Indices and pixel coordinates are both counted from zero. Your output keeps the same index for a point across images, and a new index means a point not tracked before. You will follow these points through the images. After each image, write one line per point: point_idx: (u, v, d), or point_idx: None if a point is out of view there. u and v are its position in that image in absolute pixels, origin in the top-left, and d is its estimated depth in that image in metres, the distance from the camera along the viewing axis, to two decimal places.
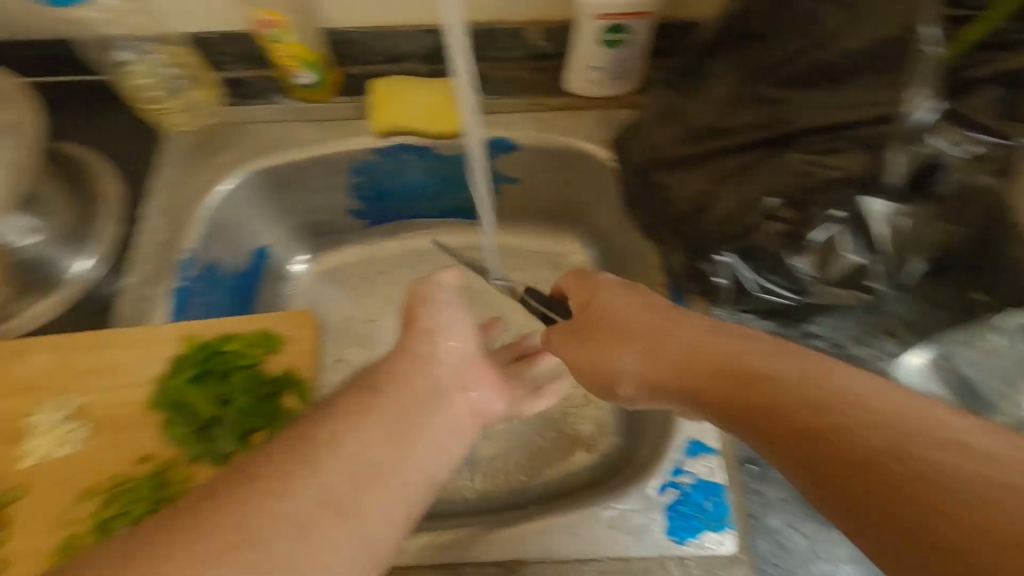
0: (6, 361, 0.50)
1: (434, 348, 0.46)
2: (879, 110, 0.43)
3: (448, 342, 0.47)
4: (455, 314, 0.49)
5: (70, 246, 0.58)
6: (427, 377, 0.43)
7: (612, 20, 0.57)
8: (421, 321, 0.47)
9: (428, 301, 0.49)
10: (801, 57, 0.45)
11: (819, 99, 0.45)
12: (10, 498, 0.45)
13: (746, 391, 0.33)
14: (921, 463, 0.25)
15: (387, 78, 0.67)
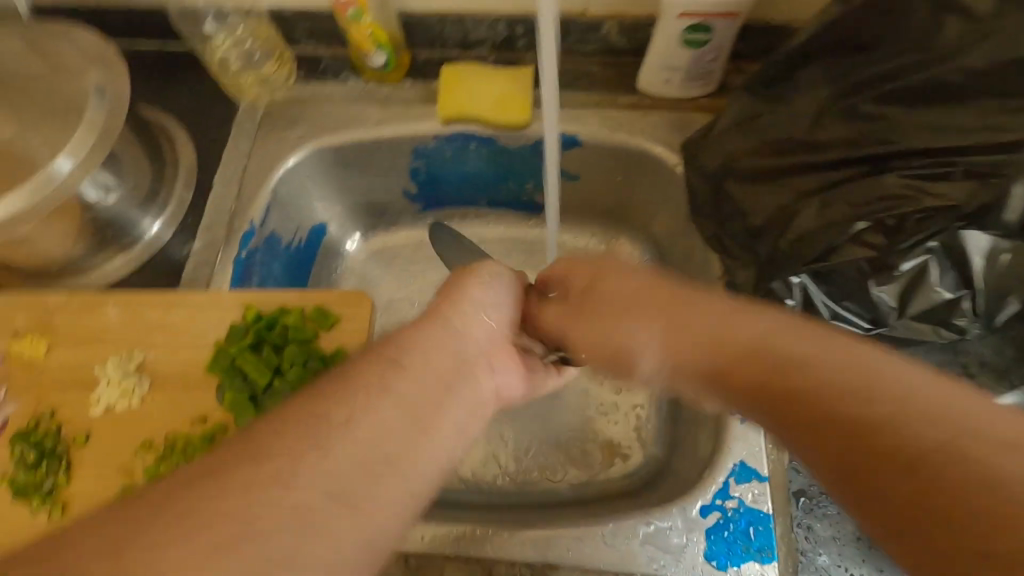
0: (79, 313, 0.53)
1: (469, 324, 0.41)
2: (1001, 137, 0.38)
3: (485, 321, 0.42)
4: (496, 298, 0.45)
5: (147, 208, 0.61)
6: (462, 344, 0.39)
7: (697, 20, 0.54)
8: (457, 295, 0.42)
9: (471, 274, 0.45)
10: (912, 73, 0.42)
11: (927, 119, 0.41)
12: (77, 443, 0.48)
13: (772, 374, 0.30)
14: (938, 470, 0.23)
15: (456, 64, 0.66)
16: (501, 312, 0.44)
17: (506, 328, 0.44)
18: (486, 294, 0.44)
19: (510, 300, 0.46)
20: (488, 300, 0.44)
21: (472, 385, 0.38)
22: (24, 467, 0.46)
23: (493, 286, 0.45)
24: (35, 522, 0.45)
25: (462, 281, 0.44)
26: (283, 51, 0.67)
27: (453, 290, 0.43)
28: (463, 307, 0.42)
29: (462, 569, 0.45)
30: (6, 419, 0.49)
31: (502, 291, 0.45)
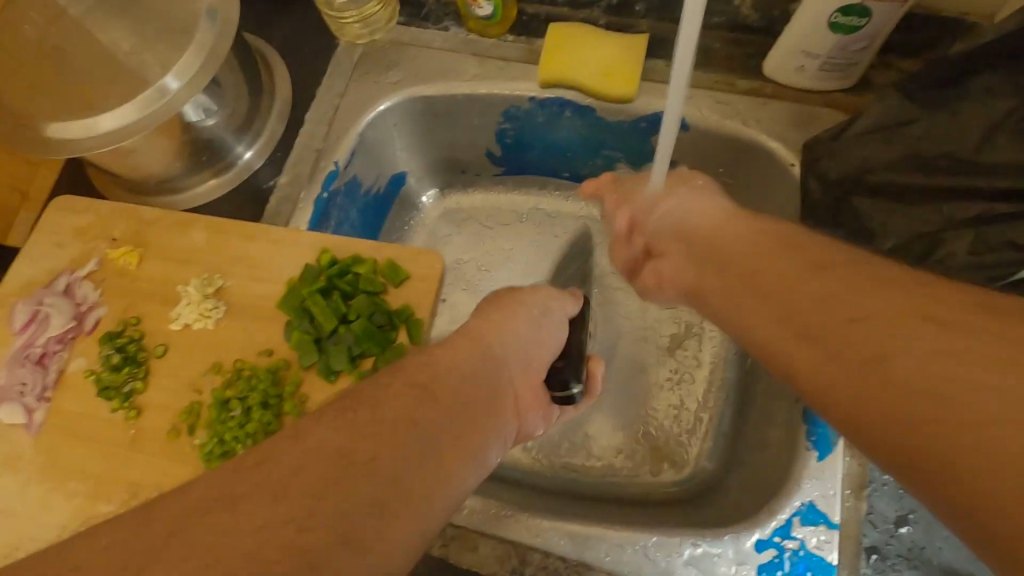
0: (172, 230, 0.55)
1: (515, 341, 0.42)
2: None
3: (530, 338, 0.43)
4: (552, 321, 0.46)
5: (242, 135, 0.62)
6: (494, 366, 0.39)
7: (856, 1, 0.47)
8: (514, 308, 0.44)
9: (524, 298, 0.45)
10: None
11: None
12: (156, 353, 0.50)
13: (826, 319, 0.30)
14: (948, 402, 0.23)
15: (565, 23, 0.61)
16: (545, 340, 0.45)
17: (545, 358, 0.44)
18: (526, 322, 0.44)
19: (556, 328, 0.46)
20: (532, 326, 0.44)
21: (502, 409, 0.37)
22: (108, 367, 0.49)
23: (542, 310, 0.46)
24: (113, 420, 0.48)
25: (507, 305, 0.45)
26: None
27: (491, 313, 0.44)
28: (499, 330, 0.42)
29: (495, 548, 0.45)
30: (96, 320, 0.52)
31: (548, 318, 0.45)
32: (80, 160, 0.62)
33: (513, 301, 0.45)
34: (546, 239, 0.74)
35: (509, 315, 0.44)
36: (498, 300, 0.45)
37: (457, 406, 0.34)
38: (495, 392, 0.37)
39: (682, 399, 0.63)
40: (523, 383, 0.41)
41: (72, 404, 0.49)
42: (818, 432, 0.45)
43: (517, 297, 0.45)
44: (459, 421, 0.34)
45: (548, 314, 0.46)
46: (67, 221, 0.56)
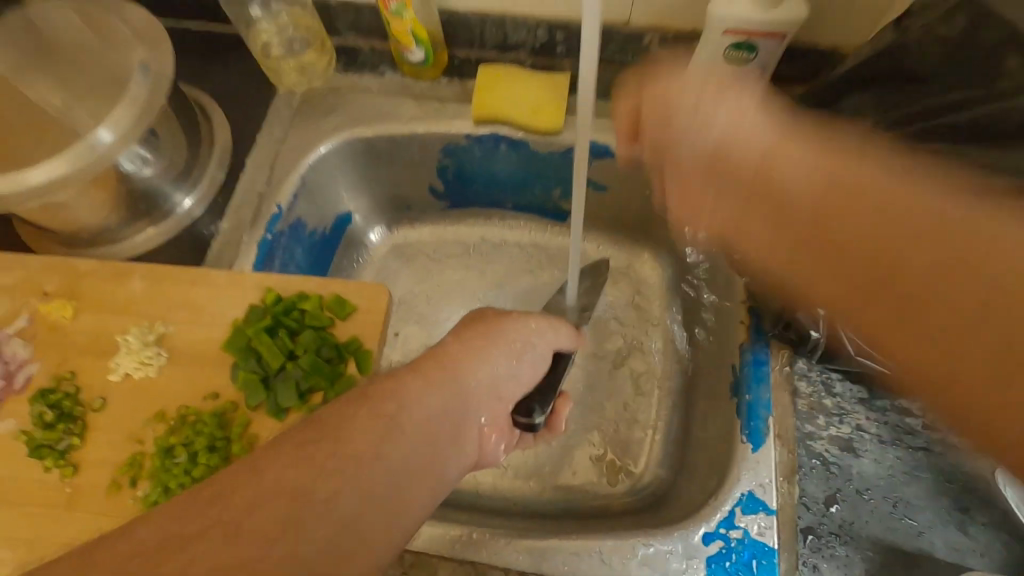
0: (108, 281, 0.54)
1: (484, 366, 0.42)
2: None
3: (502, 364, 0.44)
4: (532, 354, 0.47)
5: (180, 184, 0.62)
6: (460, 396, 0.39)
7: (741, 37, 0.53)
8: (493, 331, 0.44)
9: (508, 328, 0.45)
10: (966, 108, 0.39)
11: None
12: (94, 407, 0.49)
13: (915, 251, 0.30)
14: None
15: (493, 66, 0.66)
16: (519, 368, 0.45)
17: (516, 387, 0.45)
18: (504, 351, 0.44)
19: (533, 363, 0.47)
20: (506, 357, 0.44)
21: (462, 438, 0.38)
22: (41, 425, 0.47)
23: (523, 338, 0.46)
24: (47, 480, 0.46)
25: (492, 333, 0.44)
26: (326, 42, 0.68)
27: (468, 335, 0.44)
28: (473, 359, 0.42)
29: (454, 570, 0.45)
30: (27, 378, 0.50)
31: (525, 345, 0.46)
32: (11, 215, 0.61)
33: (496, 331, 0.45)
34: (494, 267, 0.77)
35: (490, 344, 0.44)
36: (484, 321, 0.45)
37: (426, 436, 0.36)
38: (455, 418, 0.38)
39: (632, 409, 0.66)
40: (483, 407, 0.41)
41: (3, 468, 0.47)
42: (752, 425, 0.48)
43: (505, 324, 0.46)
44: (420, 452, 0.35)
45: (528, 344, 0.46)
46: None
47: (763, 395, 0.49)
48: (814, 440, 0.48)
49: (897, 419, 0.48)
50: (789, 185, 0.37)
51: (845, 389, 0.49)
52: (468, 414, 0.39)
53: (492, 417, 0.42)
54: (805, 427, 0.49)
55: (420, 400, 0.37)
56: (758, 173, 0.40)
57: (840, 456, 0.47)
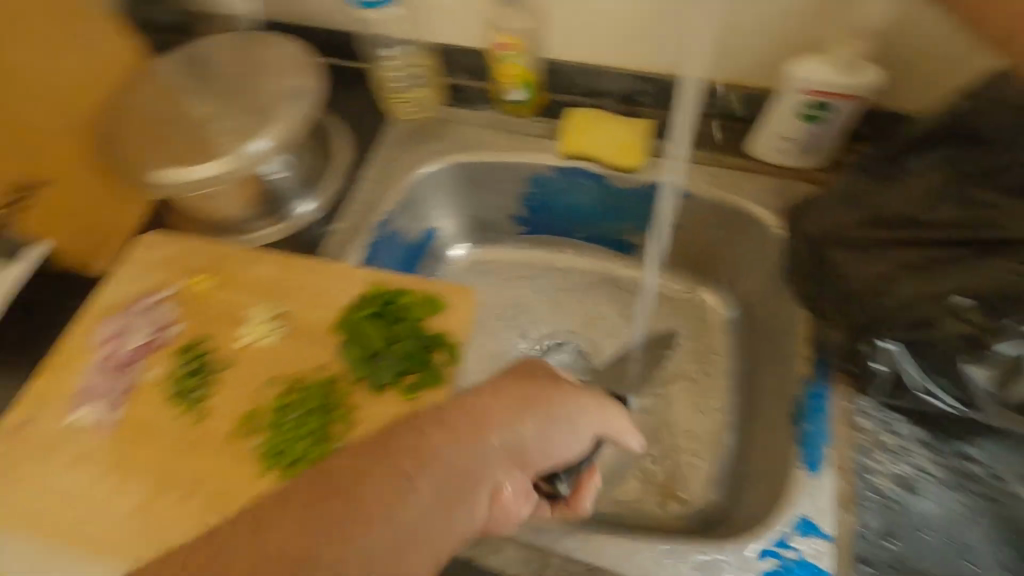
0: (243, 264, 0.64)
1: (517, 429, 0.40)
2: None
3: (537, 429, 0.41)
4: (571, 430, 0.44)
5: (305, 191, 0.73)
6: (481, 458, 0.37)
7: (818, 97, 0.59)
8: (538, 394, 0.42)
9: (552, 397, 0.43)
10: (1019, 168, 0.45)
11: None
12: (222, 365, 0.57)
13: None
14: None
15: (582, 109, 0.74)
16: (553, 437, 0.42)
17: (546, 456, 0.42)
18: (539, 419, 0.41)
19: (571, 438, 0.44)
20: (539, 426, 0.41)
21: (474, 492, 0.36)
22: (184, 374, 0.57)
23: (563, 409, 0.43)
24: (181, 422, 0.54)
25: (532, 400, 0.42)
26: (440, 81, 0.78)
27: (506, 391, 0.41)
28: (503, 420, 0.40)
29: (518, 552, 0.49)
30: (171, 335, 0.59)
31: (563, 419, 0.43)
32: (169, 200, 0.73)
33: (538, 394, 0.43)
34: (562, 290, 0.83)
35: (526, 411, 0.41)
36: (528, 381, 0.43)
37: (439, 493, 0.34)
38: (470, 480, 0.36)
39: (686, 436, 0.70)
40: (506, 467, 0.38)
41: (147, 406, 0.55)
42: (809, 453, 0.51)
43: (549, 392, 0.43)
44: (432, 512, 0.34)
45: (568, 419, 0.43)
46: (150, 252, 0.65)
47: (822, 427, 0.52)
48: (873, 474, 0.49)
49: (957, 463, 0.50)
50: None
51: (909, 432, 0.51)
52: (487, 475, 0.37)
53: (516, 481, 0.39)
54: (864, 461, 0.50)
55: (439, 455, 0.36)
56: None
57: (899, 493, 0.49)
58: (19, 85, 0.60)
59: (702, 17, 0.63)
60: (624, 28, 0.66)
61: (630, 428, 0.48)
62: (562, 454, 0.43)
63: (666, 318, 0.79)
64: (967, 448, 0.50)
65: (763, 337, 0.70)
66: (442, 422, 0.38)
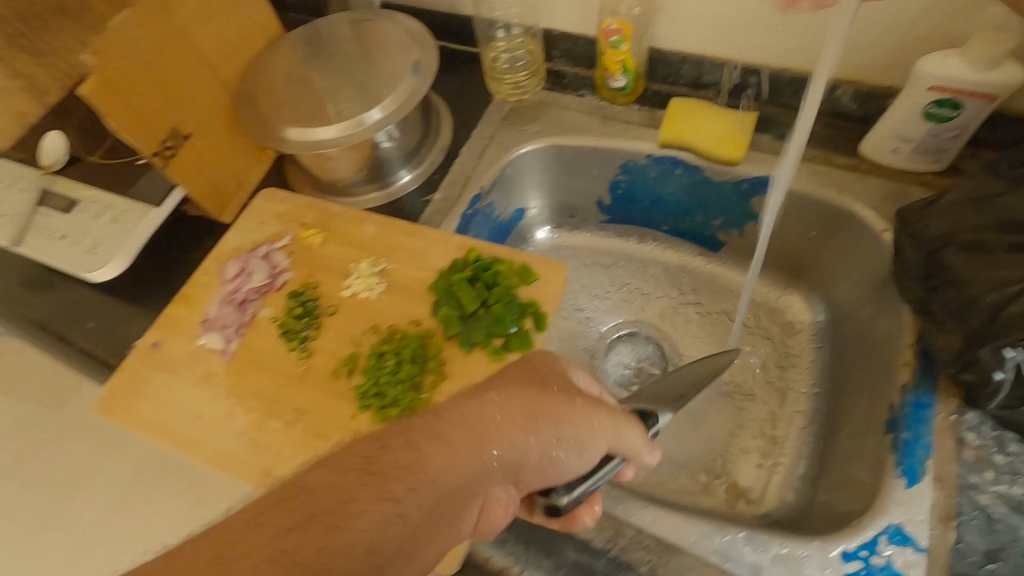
0: (349, 223, 0.68)
1: (519, 447, 0.38)
2: None
3: (543, 445, 0.40)
4: (578, 448, 0.42)
5: (409, 162, 0.77)
6: (477, 474, 0.37)
7: (946, 95, 0.55)
8: (547, 409, 0.40)
9: (563, 414, 0.41)
10: None
11: None
12: (328, 312, 0.62)
13: None
14: None
15: (683, 99, 0.74)
16: (558, 455, 0.41)
17: (548, 472, 0.41)
18: (544, 434, 0.40)
19: (579, 455, 0.42)
20: (544, 443, 0.40)
21: (464, 509, 0.36)
22: (294, 315, 0.62)
23: (572, 427, 0.41)
24: (290, 358, 0.59)
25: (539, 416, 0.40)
26: (540, 66, 0.80)
27: (515, 399, 0.40)
28: (505, 437, 0.38)
29: (592, 518, 0.50)
30: (284, 281, 0.65)
31: (573, 438, 0.41)
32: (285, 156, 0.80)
33: (549, 409, 0.40)
34: (640, 281, 0.83)
35: (530, 426, 0.39)
36: (538, 391, 0.41)
37: (427, 513, 0.34)
38: (463, 498, 0.36)
39: (760, 437, 0.69)
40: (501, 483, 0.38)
41: (260, 341, 0.61)
42: (907, 462, 0.48)
43: (560, 405, 0.41)
44: (421, 532, 0.33)
45: (579, 439, 0.41)
46: (270, 206, 0.71)
47: (924, 436, 0.49)
48: (978, 491, 0.47)
49: None
50: None
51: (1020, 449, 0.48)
52: (481, 489, 0.37)
53: (507, 494, 0.39)
54: (969, 477, 0.48)
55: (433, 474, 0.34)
56: None
57: (1007, 515, 0.46)
58: (189, 48, 0.66)
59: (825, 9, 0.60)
60: (740, 18, 0.65)
61: (645, 445, 0.46)
62: (564, 473, 0.42)
63: (747, 317, 0.78)
64: None
65: (856, 344, 0.67)
66: (438, 434, 0.36)
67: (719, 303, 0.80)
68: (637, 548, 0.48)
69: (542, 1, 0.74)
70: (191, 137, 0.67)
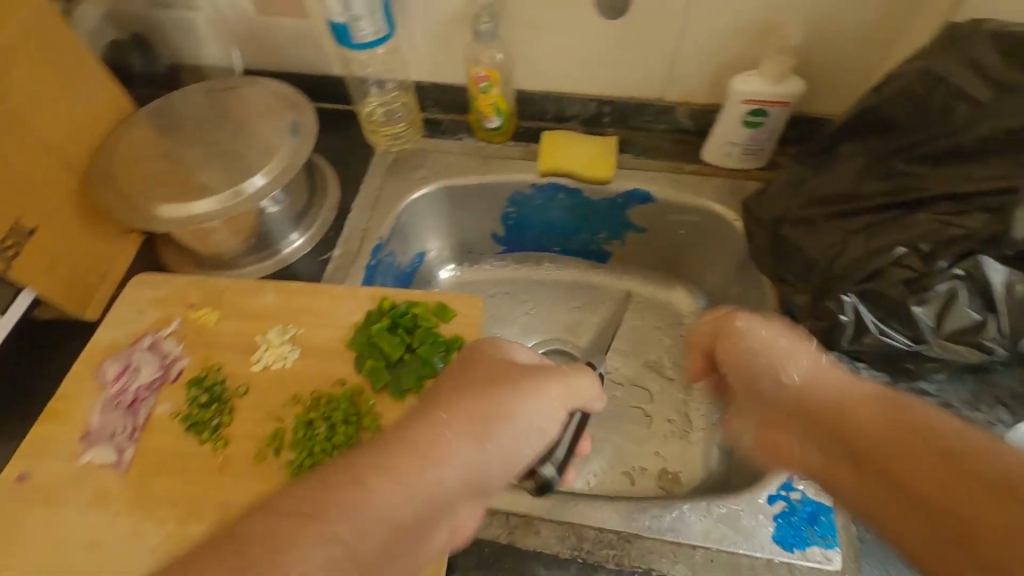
0: (244, 294, 0.64)
1: (478, 454, 0.38)
2: (1004, 183, 0.48)
3: (503, 441, 0.40)
4: (535, 434, 0.42)
5: (301, 224, 0.75)
6: (433, 491, 0.36)
7: (757, 105, 0.69)
8: (496, 407, 0.41)
9: (512, 407, 0.41)
10: (918, 146, 0.53)
11: (954, 174, 0.51)
12: (239, 392, 0.57)
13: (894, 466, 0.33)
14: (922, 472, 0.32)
15: (554, 132, 0.81)
16: (520, 443, 0.41)
17: (513, 471, 0.41)
18: (500, 432, 0.40)
19: (539, 439, 0.42)
20: (501, 443, 0.40)
21: (431, 536, 0.36)
22: (196, 405, 0.56)
23: (526, 411, 0.42)
24: (201, 452, 0.54)
25: (486, 417, 0.40)
26: (417, 118, 0.84)
27: (461, 408, 0.40)
28: (459, 447, 0.38)
29: (554, 531, 0.51)
30: (180, 370, 0.59)
31: (528, 426, 0.41)
32: (155, 236, 0.74)
33: (495, 406, 0.41)
34: (546, 301, 0.88)
35: (482, 429, 0.39)
36: (482, 392, 0.41)
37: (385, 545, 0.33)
38: (428, 524, 0.35)
39: (679, 418, 0.77)
40: (466, 498, 0.38)
41: (160, 443, 0.54)
42: None
43: (503, 396, 0.41)
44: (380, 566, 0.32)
45: (536, 425, 0.42)
46: (148, 291, 0.64)
47: None
48: None
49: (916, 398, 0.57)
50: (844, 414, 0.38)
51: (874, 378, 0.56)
52: (447, 510, 0.37)
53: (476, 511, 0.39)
54: None
55: (380, 507, 0.33)
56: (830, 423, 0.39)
57: None
58: (28, 135, 0.60)
59: (654, 47, 0.72)
60: (588, 60, 0.75)
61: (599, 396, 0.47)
62: (533, 454, 0.42)
63: (643, 316, 0.86)
64: (922, 383, 0.57)
65: None
66: (388, 456, 0.36)
67: (618, 308, 0.87)
68: (602, 547, 0.51)
69: (408, 56, 0.78)
70: (37, 230, 0.60)
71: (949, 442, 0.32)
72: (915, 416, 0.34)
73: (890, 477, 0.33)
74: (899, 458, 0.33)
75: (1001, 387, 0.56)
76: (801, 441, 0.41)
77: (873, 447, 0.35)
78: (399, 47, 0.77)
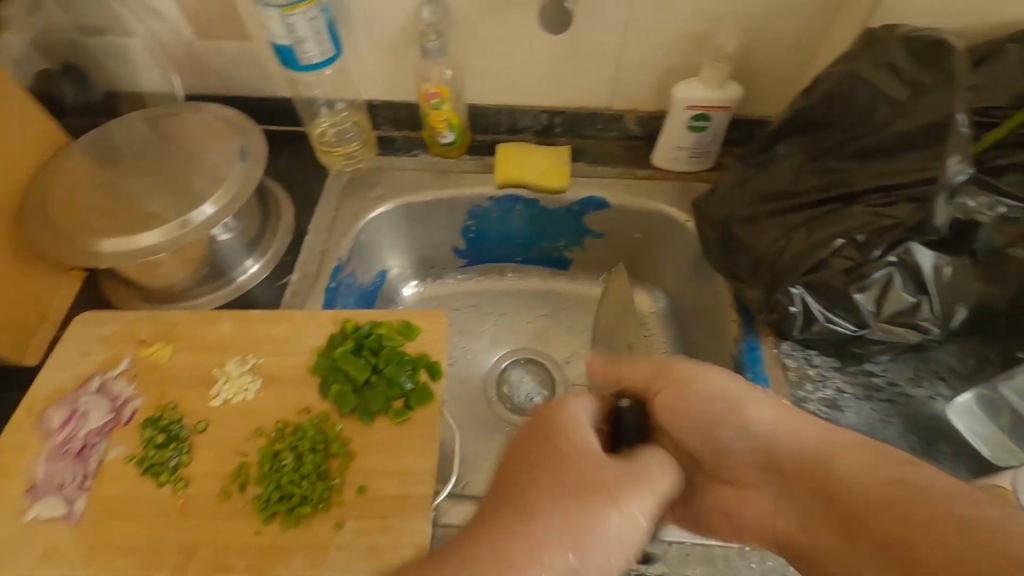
0: (198, 326, 0.62)
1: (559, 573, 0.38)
2: (924, 174, 0.51)
3: (595, 558, 0.40)
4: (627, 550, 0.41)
5: (255, 250, 0.73)
6: None
7: (699, 110, 0.72)
8: (587, 517, 0.40)
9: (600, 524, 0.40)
10: (846, 143, 0.57)
11: (879, 167, 0.54)
12: (198, 429, 0.55)
13: (877, 520, 0.36)
14: (913, 519, 0.34)
15: (507, 144, 0.82)
16: (604, 563, 0.40)
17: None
18: (592, 550, 0.40)
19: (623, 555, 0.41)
20: (586, 564, 0.39)
21: None
22: (152, 446, 0.54)
23: (615, 526, 0.41)
24: (160, 495, 0.51)
25: (572, 542, 0.39)
26: (370, 136, 0.83)
27: (554, 515, 0.40)
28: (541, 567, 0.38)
29: None
30: (133, 410, 0.56)
31: (612, 542, 0.40)
32: (98, 272, 0.70)
33: (585, 517, 0.40)
34: (511, 312, 0.89)
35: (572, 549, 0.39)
36: (576, 497, 0.41)
37: None
38: None
39: None
40: None
41: (114, 489, 0.52)
42: None
43: (595, 510, 0.41)
44: None
45: (623, 542, 0.41)
46: (93, 330, 0.61)
47: (761, 372, 0.61)
48: (806, 402, 0.59)
49: (864, 379, 0.60)
50: (832, 470, 0.40)
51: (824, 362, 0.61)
52: None
53: None
54: (797, 393, 0.60)
55: None
56: (809, 462, 0.41)
57: (829, 412, 0.59)
58: None
59: (599, 58, 0.74)
60: (536, 73, 0.76)
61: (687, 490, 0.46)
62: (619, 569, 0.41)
63: None
64: (868, 365, 0.61)
65: (693, 316, 0.79)
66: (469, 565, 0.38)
67: (583, 314, 0.89)
68: None
69: (357, 75, 0.77)
70: None
71: (947, 508, 0.34)
72: (905, 474, 0.37)
73: (874, 525, 0.36)
74: (875, 518, 0.36)
75: (939, 362, 0.61)
76: (783, 491, 0.43)
77: (849, 503, 0.38)
78: (347, 66, 0.76)
